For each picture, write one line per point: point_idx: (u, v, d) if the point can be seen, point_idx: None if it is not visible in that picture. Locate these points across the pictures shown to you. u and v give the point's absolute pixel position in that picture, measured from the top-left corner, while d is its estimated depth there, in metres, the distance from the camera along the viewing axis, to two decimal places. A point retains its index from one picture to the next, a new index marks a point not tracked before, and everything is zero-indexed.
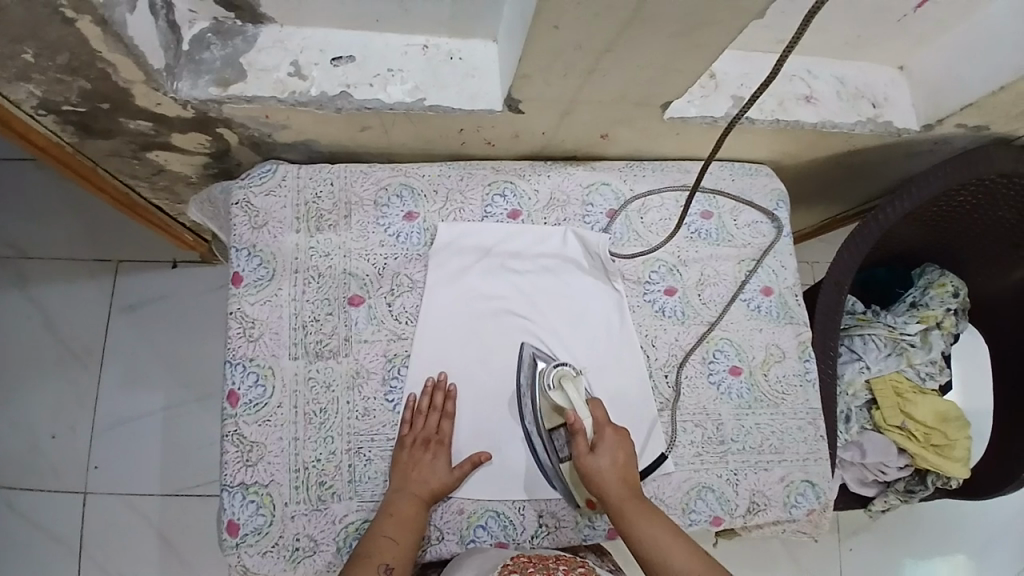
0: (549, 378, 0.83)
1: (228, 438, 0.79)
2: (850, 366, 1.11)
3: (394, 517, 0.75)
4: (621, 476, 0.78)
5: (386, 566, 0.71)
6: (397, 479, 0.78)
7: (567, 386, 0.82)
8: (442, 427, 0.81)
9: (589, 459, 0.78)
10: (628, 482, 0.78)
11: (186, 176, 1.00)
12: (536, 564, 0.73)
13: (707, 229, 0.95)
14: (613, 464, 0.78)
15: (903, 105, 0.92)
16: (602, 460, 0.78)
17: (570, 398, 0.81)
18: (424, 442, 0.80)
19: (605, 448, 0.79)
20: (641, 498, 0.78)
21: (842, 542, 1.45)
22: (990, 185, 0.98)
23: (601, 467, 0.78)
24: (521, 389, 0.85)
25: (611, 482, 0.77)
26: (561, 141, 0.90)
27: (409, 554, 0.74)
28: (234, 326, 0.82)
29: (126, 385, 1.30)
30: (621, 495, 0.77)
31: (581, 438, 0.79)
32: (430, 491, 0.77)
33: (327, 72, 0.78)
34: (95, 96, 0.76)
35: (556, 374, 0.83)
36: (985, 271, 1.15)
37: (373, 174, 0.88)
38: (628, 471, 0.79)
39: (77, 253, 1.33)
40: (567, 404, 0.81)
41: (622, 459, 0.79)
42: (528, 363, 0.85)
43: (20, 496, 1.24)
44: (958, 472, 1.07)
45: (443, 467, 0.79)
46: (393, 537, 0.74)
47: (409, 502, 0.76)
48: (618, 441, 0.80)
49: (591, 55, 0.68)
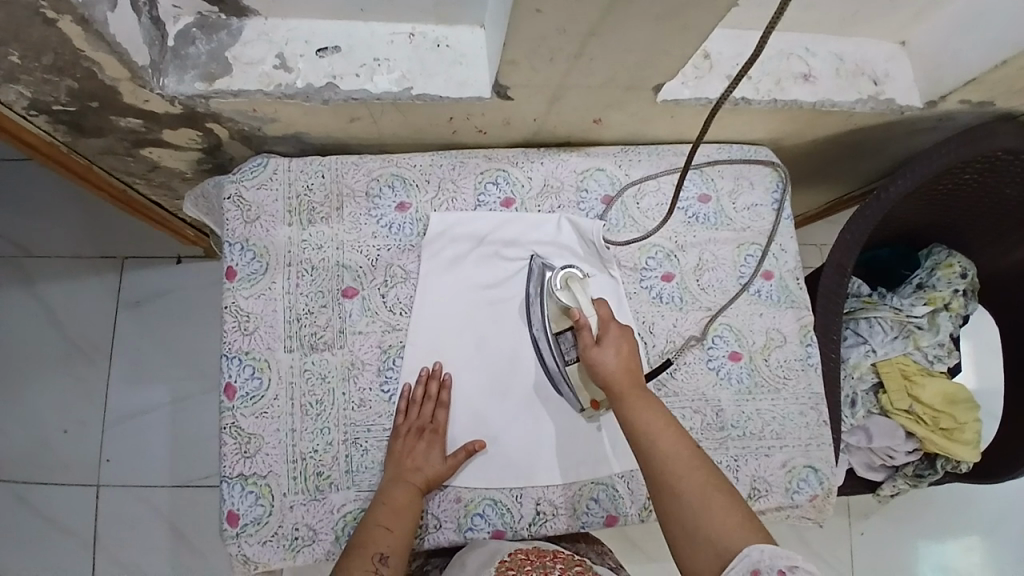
0: (555, 282, 0.83)
1: (225, 431, 0.79)
2: (855, 349, 1.08)
3: (389, 503, 0.75)
4: (625, 367, 0.75)
5: (381, 554, 0.71)
6: (392, 466, 0.78)
7: (573, 286, 0.82)
8: (436, 416, 0.81)
9: (593, 351, 0.77)
10: (631, 373, 0.75)
11: (181, 172, 1.01)
12: (533, 562, 0.73)
13: (705, 213, 0.94)
14: (618, 356, 0.76)
15: (906, 81, 0.89)
16: (606, 350, 0.76)
17: (576, 297, 0.81)
18: (418, 430, 0.80)
19: (610, 342, 0.77)
20: (642, 389, 0.74)
21: (852, 526, 1.43)
22: (998, 162, 0.95)
23: (605, 358, 0.76)
24: (530, 296, 0.87)
25: (613, 372, 0.75)
26: (553, 127, 0.89)
27: (404, 542, 0.74)
28: (229, 320, 0.82)
29: (134, 380, 1.32)
30: (623, 384, 0.74)
31: (586, 330, 0.78)
32: (424, 481, 0.77)
33: (312, 64, 0.77)
34: (84, 95, 0.76)
35: (562, 277, 0.83)
36: (996, 249, 1.11)
37: (364, 165, 0.88)
38: (634, 366, 0.76)
39: (81, 250, 1.35)
40: (572, 303, 0.81)
41: (627, 353, 0.77)
42: (537, 273, 0.87)
43: (35, 489, 1.27)
44: (967, 455, 1.06)
45: (437, 457, 0.79)
46: (386, 525, 0.74)
47: (404, 490, 0.76)
48: (624, 337, 0.78)
49: (576, 39, 0.67)
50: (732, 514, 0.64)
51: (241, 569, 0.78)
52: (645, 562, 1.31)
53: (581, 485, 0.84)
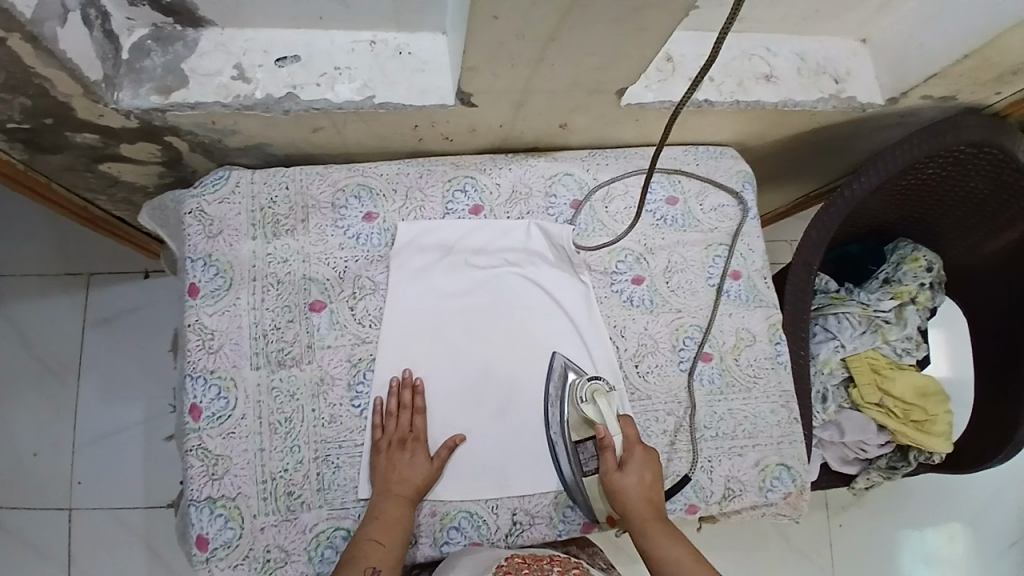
0: (581, 391, 0.83)
1: (191, 453, 0.78)
2: (825, 346, 1.10)
3: (381, 517, 0.75)
4: (648, 497, 0.78)
5: (372, 568, 0.71)
6: (380, 482, 0.78)
7: (600, 402, 0.81)
8: (415, 424, 0.81)
9: (617, 478, 0.79)
10: (652, 502, 0.79)
11: (143, 186, 0.98)
12: (531, 566, 0.72)
13: (673, 215, 0.94)
14: (641, 482, 0.79)
15: (866, 79, 0.90)
16: (631, 480, 0.79)
17: (603, 413, 0.81)
18: (399, 441, 0.79)
19: (632, 467, 0.79)
20: (663, 519, 0.79)
21: (832, 519, 1.45)
22: (959, 155, 0.97)
23: (628, 487, 0.78)
24: (549, 397, 0.85)
25: (637, 501, 0.78)
26: (519, 132, 0.89)
27: (396, 554, 0.73)
28: (192, 338, 0.81)
29: (104, 400, 1.28)
30: (645, 516, 0.78)
31: (610, 454, 0.79)
32: (411, 490, 0.77)
33: (270, 74, 0.75)
34: (37, 112, 0.74)
35: (589, 390, 0.82)
36: (960, 241, 1.13)
37: (329, 175, 0.87)
38: (654, 491, 0.79)
39: (46, 268, 1.31)
40: (598, 419, 0.81)
41: (649, 478, 0.79)
42: (558, 372, 0.86)
43: (4, 516, 1.23)
44: (939, 447, 1.07)
45: (422, 464, 0.79)
46: (377, 539, 0.73)
47: (392, 503, 0.76)
48: (647, 461, 0.80)
49: (537, 44, 0.66)
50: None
51: None
52: (629, 563, 1.31)
53: (559, 493, 0.83)
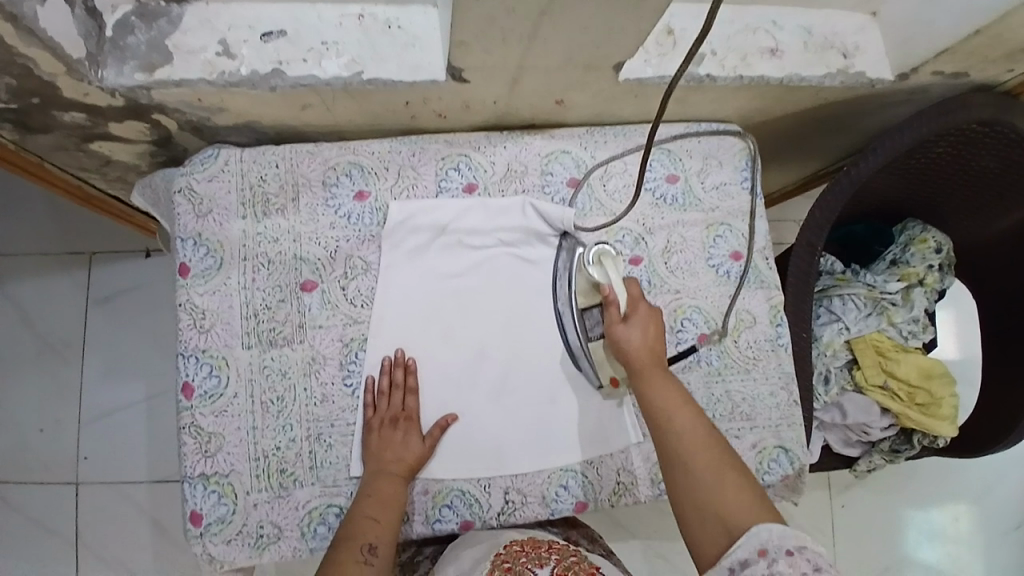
0: (586, 258, 0.82)
1: (185, 431, 0.79)
2: (829, 327, 1.07)
3: (378, 494, 0.75)
4: (650, 347, 0.77)
5: (370, 544, 0.71)
6: (375, 458, 0.77)
7: (607, 264, 0.81)
8: (407, 404, 0.80)
9: (619, 329, 0.77)
10: (653, 352, 0.77)
11: (136, 165, 0.97)
12: (528, 554, 0.69)
13: (673, 193, 0.92)
14: (643, 335, 0.77)
15: (878, 52, 0.86)
16: (633, 329, 0.77)
17: (608, 274, 0.80)
18: (391, 420, 0.79)
19: (637, 322, 0.77)
20: (663, 369, 0.76)
21: (834, 500, 1.45)
22: (971, 134, 0.93)
23: (630, 336, 0.77)
24: (559, 271, 0.87)
25: (638, 351, 0.76)
26: (514, 109, 0.86)
27: (393, 531, 0.74)
28: (184, 317, 0.81)
29: (109, 377, 1.30)
30: (645, 364, 0.76)
31: (615, 306, 0.78)
32: (406, 468, 0.77)
33: (257, 50, 0.73)
34: (23, 92, 0.72)
35: (594, 254, 0.82)
36: (971, 222, 1.09)
37: (320, 153, 0.85)
38: (656, 345, 0.77)
39: (48, 247, 1.31)
40: (604, 280, 0.81)
41: (651, 333, 0.77)
42: (568, 249, 0.87)
43: (15, 490, 1.26)
44: (945, 430, 1.06)
45: (416, 444, 0.79)
46: (374, 516, 0.73)
47: (387, 480, 0.76)
48: (651, 316, 0.78)
49: (527, 18, 0.64)
50: (741, 487, 0.67)
51: (208, 568, 0.78)
52: (628, 540, 1.32)
53: (552, 472, 0.83)
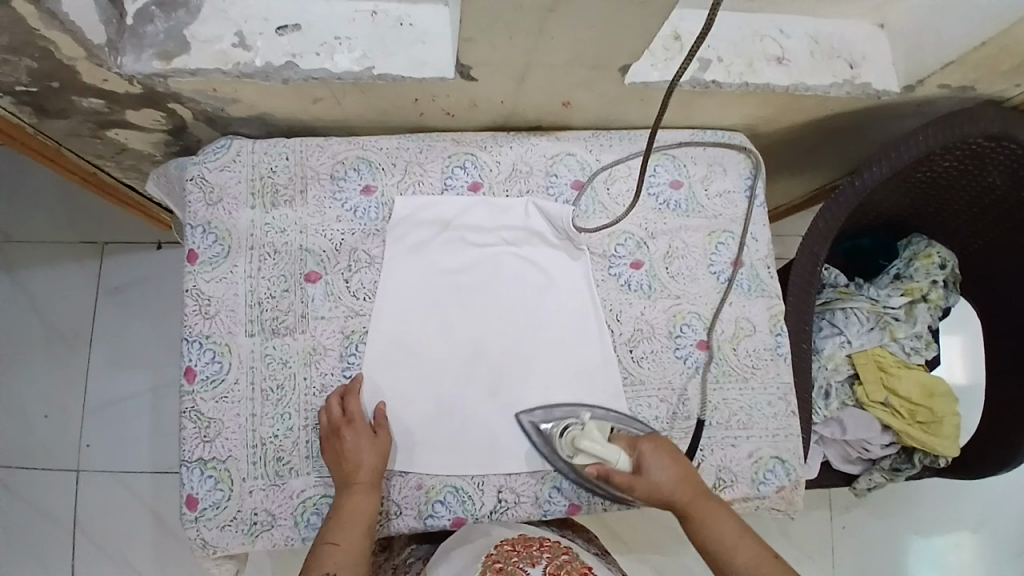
0: (563, 448, 0.80)
1: (185, 415, 0.79)
2: (830, 340, 1.07)
3: (341, 511, 0.74)
4: (679, 480, 0.76)
5: (327, 573, 0.69)
6: (337, 475, 0.76)
7: (584, 444, 0.77)
8: (348, 408, 0.78)
9: (641, 483, 0.75)
10: (685, 487, 0.75)
11: (150, 154, 0.99)
12: (520, 553, 0.70)
13: (676, 199, 0.92)
14: (667, 472, 0.76)
15: (883, 65, 0.87)
16: (654, 473, 0.75)
17: (595, 451, 0.76)
18: (334, 429, 0.77)
19: (653, 462, 0.76)
20: (702, 496, 0.75)
21: (835, 520, 1.43)
22: (979, 149, 0.93)
23: (658, 477, 0.75)
24: (542, 453, 0.82)
25: (671, 489, 0.75)
26: (522, 109, 0.88)
27: (357, 548, 0.72)
28: (189, 303, 0.82)
29: (114, 367, 1.31)
30: (684, 500, 0.75)
31: (620, 471, 0.75)
32: (367, 473, 0.75)
33: (271, 41, 0.75)
34: (43, 76, 0.75)
35: (567, 441, 0.79)
36: (978, 240, 1.09)
37: (329, 147, 0.87)
38: (684, 471, 0.76)
39: (60, 236, 1.33)
40: (592, 459, 0.77)
41: (672, 464, 0.76)
42: (532, 430, 0.83)
43: (16, 475, 1.27)
44: (946, 450, 1.04)
45: (367, 442, 0.77)
46: (334, 541, 0.72)
47: (350, 493, 0.75)
48: (660, 451, 0.77)
49: (534, 16, 0.65)
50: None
51: (201, 553, 0.78)
52: (625, 551, 1.30)
53: (545, 473, 0.83)
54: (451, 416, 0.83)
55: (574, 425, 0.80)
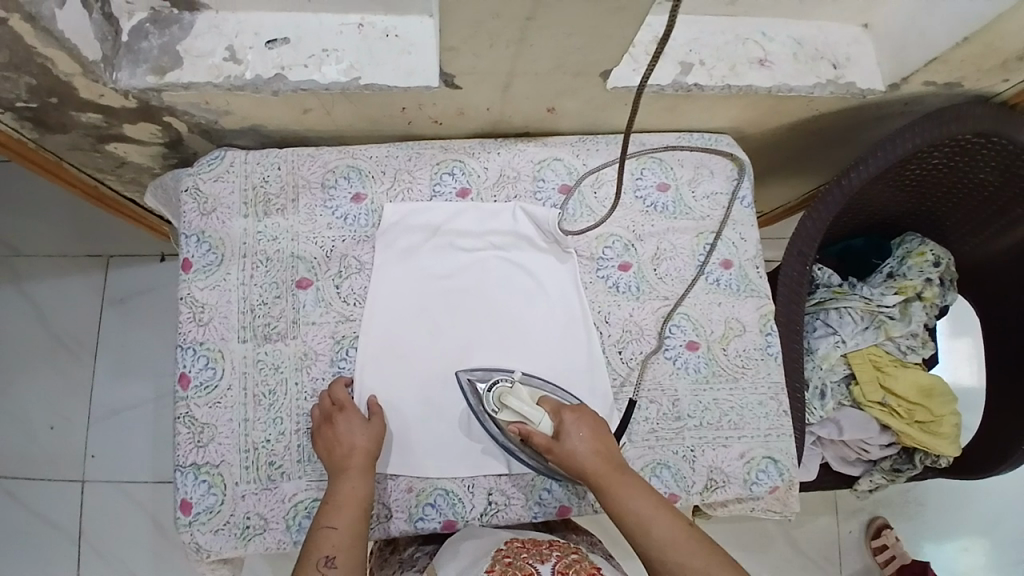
0: (490, 403, 0.81)
1: (180, 420, 0.81)
2: (825, 340, 1.06)
3: (337, 496, 0.73)
4: (597, 451, 0.74)
5: (327, 556, 0.69)
6: (329, 463, 0.76)
7: (509, 401, 0.79)
8: (336, 395, 0.80)
9: (559, 448, 0.75)
10: (604, 458, 0.74)
11: (149, 167, 1.02)
12: (530, 550, 0.71)
13: (663, 202, 0.93)
14: (586, 441, 0.75)
15: (867, 64, 0.87)
16: (573, 440, 0.75)
17: (517, 410, 0.78)
18: (326, 417, 0.78)
19: (572, 431, 0.76)
20: (622, 470, 0.74)
21: (840, 524, 1.41)
22: (968, 145, 0.93)
23: (575, 447, 0.74)
24: (475, 411, 0.83)
25: (588, 459, 0.74)
26: (509, 116, 0.89)
27: (354, 534, 0.71)
28: (184, 310, 0.84)
29: (119, 378, 1.34)
30: (600, 473, 0.73)
31: (540, 433, 0.77)
32: (363, 459, 0.76)
33: (261, 55, 0.77)
34: (42, 91, 0.77)
35: (494, 396, 0.80)
36: (973, 237, 1.08)
37: (320, 157, 0.89)
38: (604, 444, 0.75)
39: (67, 249, 1.36)
40: (517, 418, 0.79)
41: (592, 435, 0.76)
42: (469, 388, 0.84)
43: (22, 484, 1.30)
44: (945, 449, 1.04)
45: (360, 426, 0.78)
46: (331, 524, 0.71)
47: (343, 479, 0.74)
48: (581, 418, 0.77)
49: (513, 23, 0.67)
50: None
51: (195, 557, 0.79)
52: (626, 557, 1.31)
53: (534, 476, 0.83)
54: (439, 418, 0.84)
55: (503, 381, 0.81)
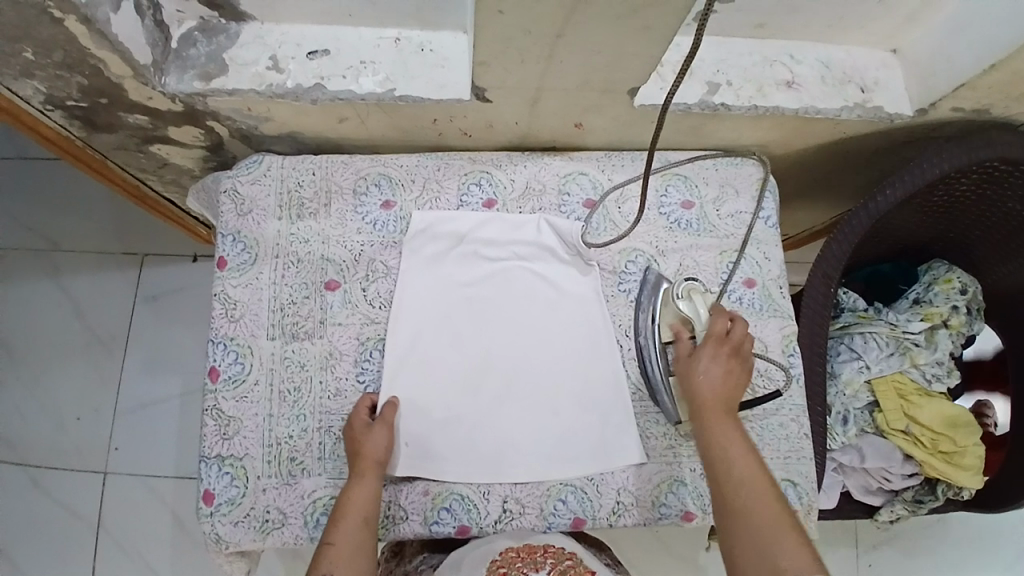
0: (676, 288, 0.85)
1: (207, 412, 0.83)
2: (850, 365, 1.05)
3: (345, 500, 0.75)
4: (719, 386, 0.76)
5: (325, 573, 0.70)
6: (350, 463, 0.79)
7: (695, 298, 0.83)
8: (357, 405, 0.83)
9: (690, 364, 0.78)
10: (724, 395, 0.76)
11: (189, 169, 1.06)
12: (525, 559, 0.74)
13: (688, 219, 0.94)
14: (715, 372, 0.77)
15: (896, 88, 0.88)
16: (704, 367, 0.77)
17: (696, 308, 0.82)
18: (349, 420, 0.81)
19: (709, 357, 0.78)
20: (730, 414, 0.75)
21: (860, 557, 1.37)
22: (999, 171, 0.92)
23: (701, 370, 0.77)
24: (640, 304, 0.89)
25: (706, 386, 0.76)
26: (537, 130, 0.91)
27: (352, 548, 0.72)
28: (217, 306, 0.86)
29: (147, 372, 1.37)
30: (711, 403, 0.75)
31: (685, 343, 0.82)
32: (370, 463, 0.77)
33: (302, 65, 0.81)
34: (93, 92, 0.82)
35: (683, 286, 0.84)
36: (1003, 266, 1.07)
37: (353, 164, 0.92)
38: (730, 383, 0.77)
39: (105, 246, 1.42)
40: (691, 314, 0.82)
41: (726, 371, 0.77)
42: (653, 283, 0.90)
43: (48, 473, 1.33)
44: (969, 481, 1.01)
45: (371, 433, 0.79)
46: (329, 540, 0.72)
47: (348, 489, 0.76)
48: (727, 354, 0.78)
49: (544, 40, 0.69)
50: (800, 552, 0.65)
51: (214, 548, 0.81)
52: None
53: (550, 485, 0.84)
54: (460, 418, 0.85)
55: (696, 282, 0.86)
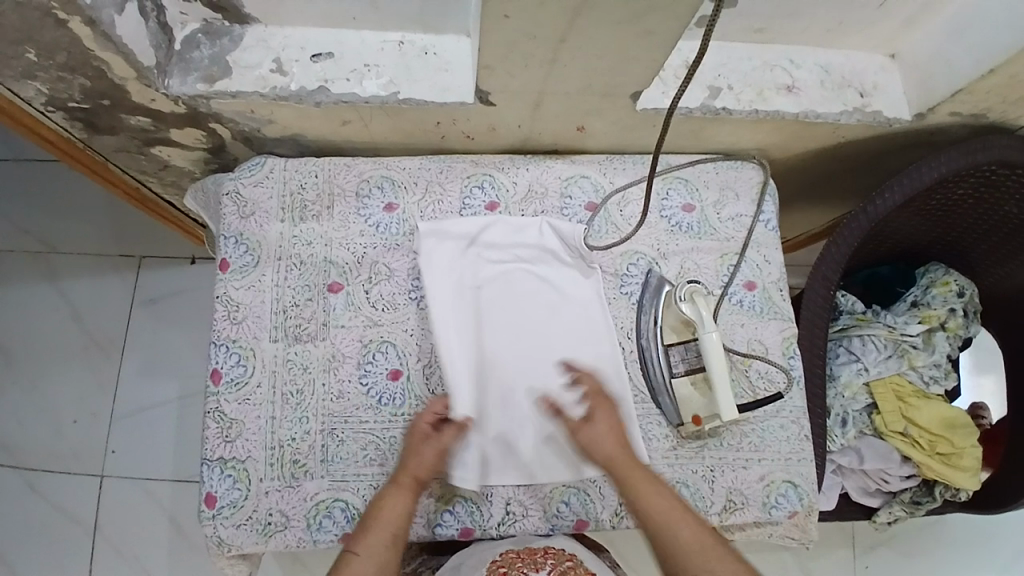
0: (681, 290, 0.87)
1: (209, 415, 0.83)
2: (849, 367, 1.05)
3: (378, 512, 0.74)
4: (619, 445, 0.77)
5: None
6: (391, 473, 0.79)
7: (699, 300, 0.85)
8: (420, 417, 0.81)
9: (586, 432, 0.78)
10: (628, 451, 0.78)
11: (189, 171, 1.06)
12: (525, 559, 0.74)
13: (688, 222, 0.94)
14: (609, 434, 0.78)
15: (894, 93, 0.89)
16: (599, 432, 0.78)
17: (700, 312, 0.84)
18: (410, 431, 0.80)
19: (599, 421, 0.79)
20: (643, 468, 0.76)
21: (858, 558, 1.38)
22: (995, 175, 0.93)
23: (599, 437, 0.78)
24: (642, 305, 0.91)
25: (610, 450, 0.77)
26: (539, 134, 0.92)
27: (378, 561, 0.71)
28: (219, 308, 0.86)
29: (145, 375, 1.37)
30: (622, 465, 0.76)
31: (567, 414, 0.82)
32: (411, 478, 0.76)
33: (306, 68, 0.81)
34: (96, 94, 0.81)
35: (687, 288, 0.87)
36: (1000, 269, 1.08)
37: (356, 167, 0.92)
38: (623, 440, 0.78)
39: (102, 248, 1.41)
40: (694, 316, 0.85)
41: (615, 430, 0.79)
42: (655, 286, 0.91)
43: (44, 477, 1.32)
44: (967, 482, 1.02)
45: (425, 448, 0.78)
46: (355, 549, 0.72)
47: (383, 500, 0.75)
48: (606, 412, 0.80)
49: (547, 44, 0.69)
50: None
51: (215, 551, 0.80)
52: None
53: (553, 487, 0.84)
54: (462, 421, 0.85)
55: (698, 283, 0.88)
